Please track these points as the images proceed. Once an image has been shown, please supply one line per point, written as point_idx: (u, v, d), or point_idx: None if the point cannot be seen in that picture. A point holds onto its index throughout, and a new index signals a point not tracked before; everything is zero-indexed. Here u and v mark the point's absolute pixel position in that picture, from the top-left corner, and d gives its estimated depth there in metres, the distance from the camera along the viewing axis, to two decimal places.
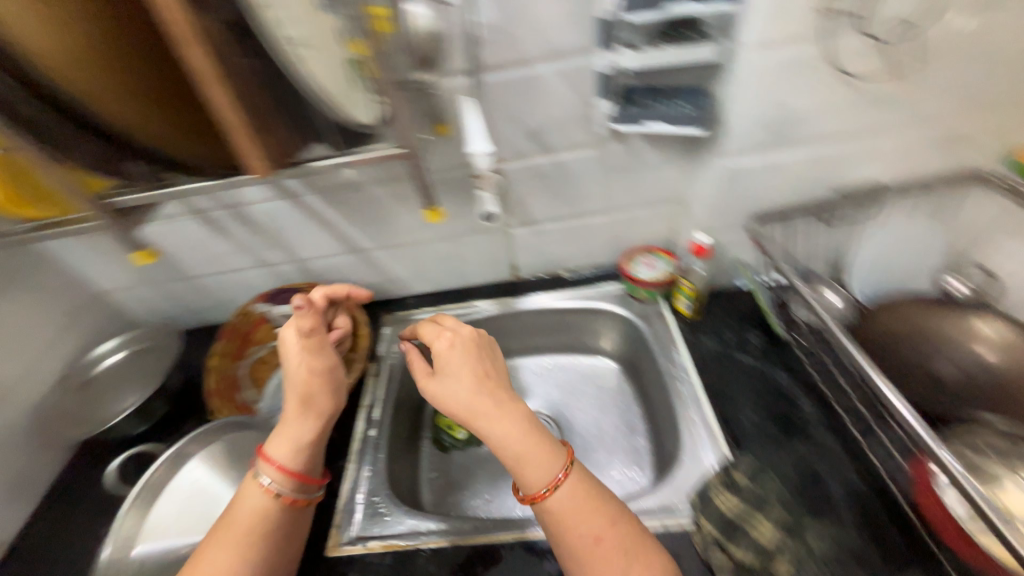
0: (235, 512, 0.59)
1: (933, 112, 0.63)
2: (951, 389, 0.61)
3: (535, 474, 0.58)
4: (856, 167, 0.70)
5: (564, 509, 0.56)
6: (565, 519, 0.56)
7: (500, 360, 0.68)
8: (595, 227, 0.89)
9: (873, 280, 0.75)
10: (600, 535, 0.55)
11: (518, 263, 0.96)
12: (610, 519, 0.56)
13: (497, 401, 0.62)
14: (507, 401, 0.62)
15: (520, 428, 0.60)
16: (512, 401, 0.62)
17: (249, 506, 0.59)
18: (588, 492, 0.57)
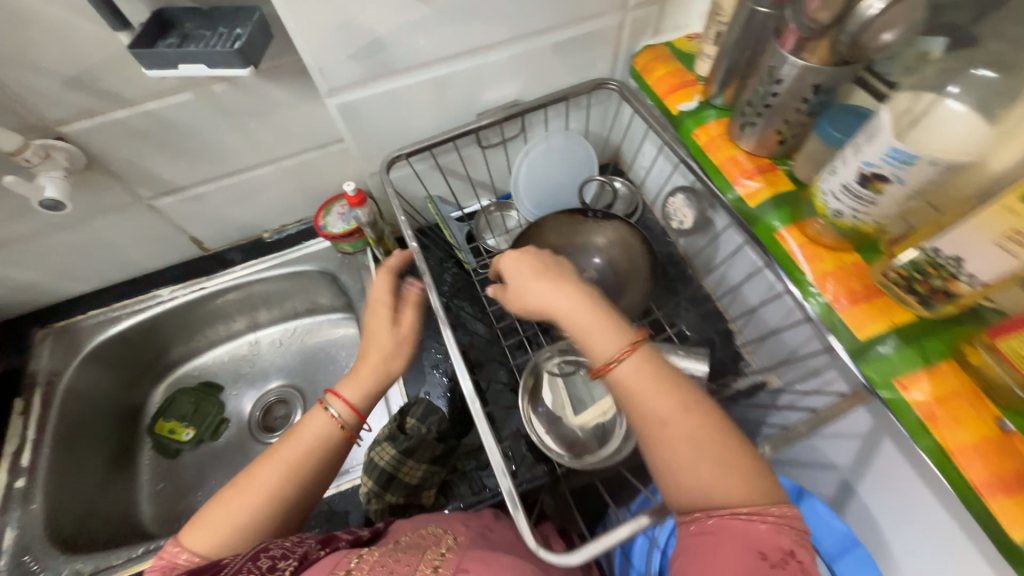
0: (288, 450, 0.48)
1: (531, 23, 0.59)
2: None
3: (600, 343, 0.42)
4: (487, 87, 0.65)
5: (632, 381, 0.40)
6: (643, 397, 0.40)
7: (570, 272, 0.49)
8: (260, 188, 0.78)
9: (536, 197, 0.77)
10: (669, 417, 0.38)
11: (189, 240, 0.82)
12: (693, 406, 0.39)
13: (566, 291, 0.46)
14: (597, 302, 0.45)
15: (581, 314, 0.44)
16: (569, 285, 0.46)
17: (311, 438, 0.49)
18: (667, 382, 0.40)
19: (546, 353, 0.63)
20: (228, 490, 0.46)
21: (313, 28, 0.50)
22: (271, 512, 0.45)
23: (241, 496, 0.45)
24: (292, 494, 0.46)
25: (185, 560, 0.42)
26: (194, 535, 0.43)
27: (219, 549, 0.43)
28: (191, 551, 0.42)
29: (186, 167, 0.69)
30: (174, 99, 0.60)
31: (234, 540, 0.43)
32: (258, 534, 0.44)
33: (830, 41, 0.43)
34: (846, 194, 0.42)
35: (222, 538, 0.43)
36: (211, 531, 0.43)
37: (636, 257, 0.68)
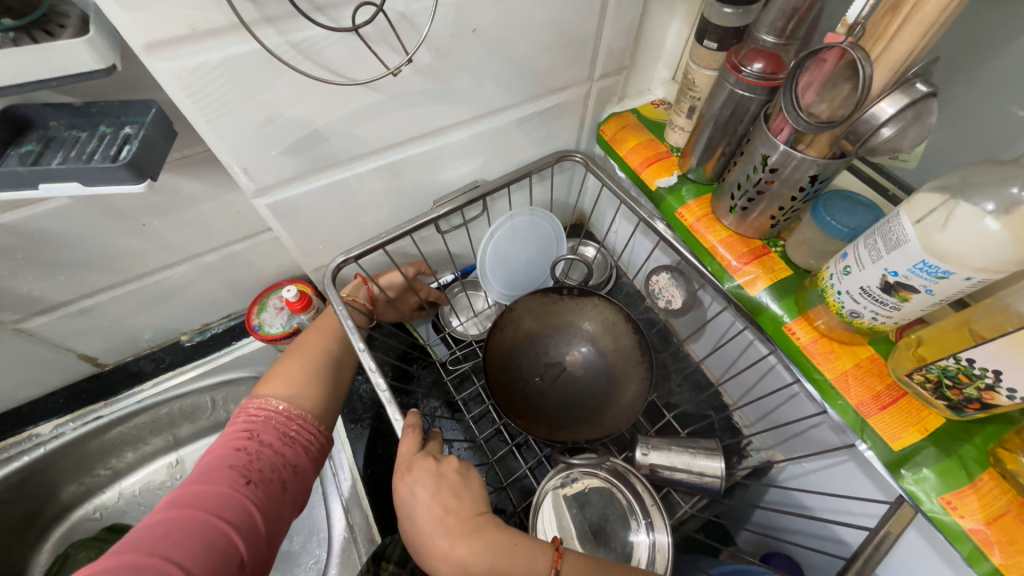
0: (323, 322, 0.58)
1: (493, 101, 0.52)
2: (572, 391, 0.62)
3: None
4: (447, 166, 0.57)
5: None
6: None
7: (477, 502, 0.43)
8: (170, 291, 0.64)
9: (504, 279, 0.69)
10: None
11: (77, 358, 0.65)
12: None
13: (478, 537, 0.41)
14: (500, 539, 0.41)
15: (496, 569, 0.39)
16: (469, 530, 0.41)
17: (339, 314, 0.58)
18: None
19: (554, 475, 0.55)
20: (286, 356, 0.54)
21: (230, 125, 0.39)
22: (333, 362, 0.55)
23: (301, 357, 0.54)
24: (339, 349, 0.57)
25: (276, 403, 0.50)
26: (272, 389, 0.51)
27: (297, 396, 0.51)
28: (280, 397, 0.50)
29: (65, 280, 0.54)
30: (40, 208, 0.46)
31: (308, 385, 0.52)
32: (327, 378, 0.54)
33: (832, 135, 0.39)
34: (866, 296, 0.39)
35: (297, 386, 0.52)
36: (288, 386, 0.52)
37: (622, 338, 0.62)
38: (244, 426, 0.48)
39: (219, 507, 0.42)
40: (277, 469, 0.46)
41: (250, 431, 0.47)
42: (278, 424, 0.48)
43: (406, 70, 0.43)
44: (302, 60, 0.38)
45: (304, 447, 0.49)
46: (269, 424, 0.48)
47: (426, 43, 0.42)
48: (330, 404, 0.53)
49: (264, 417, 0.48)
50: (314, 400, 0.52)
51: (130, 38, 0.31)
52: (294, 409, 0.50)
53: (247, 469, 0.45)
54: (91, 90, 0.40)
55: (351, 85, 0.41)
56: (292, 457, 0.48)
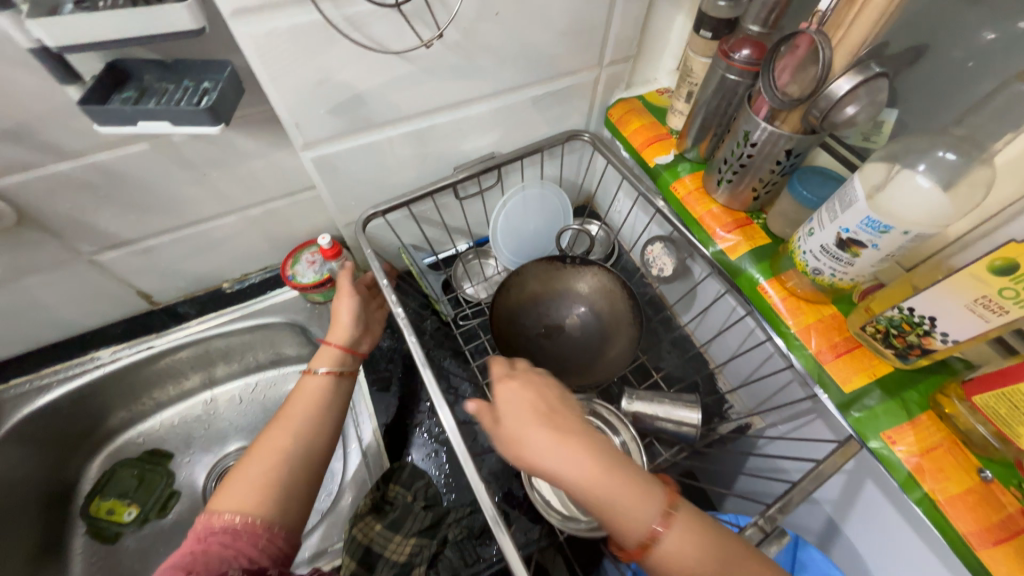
0: (290, 411, 0.57)
1: (510, 80, 0.59)
2: (569, 348, 0.68)
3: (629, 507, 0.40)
4: (467, 138, 0.64)
5: (677, 538, 0.39)
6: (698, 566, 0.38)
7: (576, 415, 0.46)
8: (220, 238, 0.72)
9: (514, 246, 0.75)
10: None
11: (137, 294, 0.75)
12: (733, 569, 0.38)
13: (593, 442, 0.43)
14: (610, 456, 0.43)
15: (604, 481, 0.41)
16: (581, 437, 0.43)
17: (307, 399, 0.58)
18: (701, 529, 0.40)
19: None
20: (242, 461, 0.53)
21: (288, 85, 0.47)
22: (293, 462, 0.53)
23: (260, 459, 0.52)
24: (302, 445, 0.54)
25: (227, 516, 0.48)
26: (224, 501, 0.49)
27: (252, 503, 0.49)
28: (229, 510, 0.49)
29: (135, 220, 0.63)
30: (125, 151, 0.55)
31: (260, 492, 0.50)
32: (283, 478, 0.52)
33: (802, 111, 0.45)
34: (825, 254, 0.45)
35: (248, 496, 0.49)
36: (242, 493, 0.50)
37: (617, 302, 0.68)
38: (195, 534, 0.48)
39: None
40: (224, 566, 0.46)
41: (201, 537, 0.47)
42: (225, 536, 0.47)
43: (435, 47, 0.50)
44: (348, 28, 0.45)
45: (258, 550, 0.48)
46: (217, 535, 0.47)
47: (454, 23, 0.49)
48: (288, 510, 0.51)
49: (213, 529, 0.47)
50: (269, 506, 0.50)
51: (221, 5, 0.39)
52: (244, 518, 0.48)
53: (191, 573, 0.45)
54: (178, 51, 0.48)
55: (387, 55, 0.49)
56: (243, 553, 0.47)
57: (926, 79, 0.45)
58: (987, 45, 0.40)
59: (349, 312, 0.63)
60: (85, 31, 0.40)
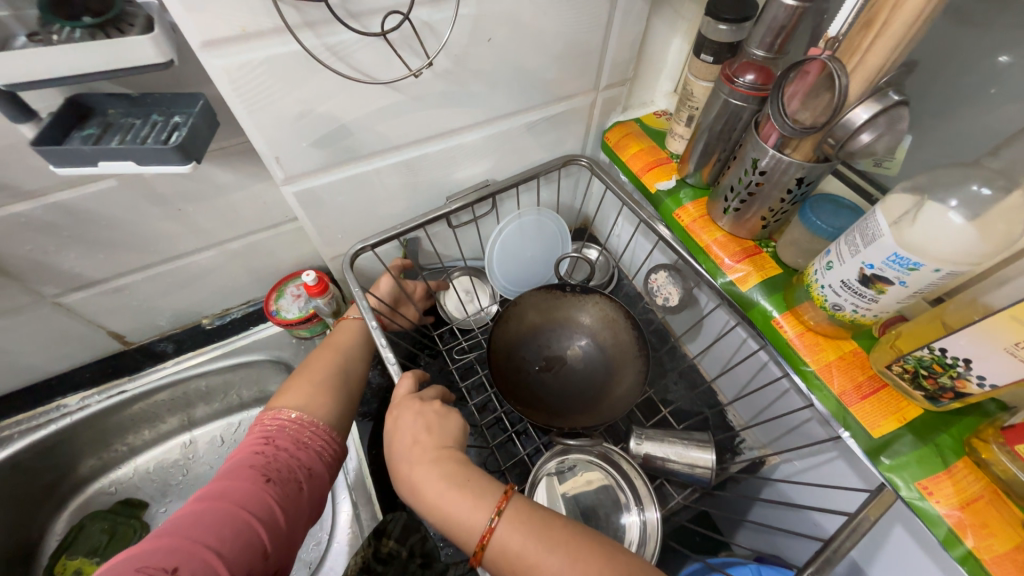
0: (335, 338, 0.60)
1: (504, 106, 0.57)
2: (572, 382, 0.65)
3: (465, 521, 0.39)
4: (459, 166, 0.61)
5: (514, 548, 0.38)
6: (531, 560, 0.37)
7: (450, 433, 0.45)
8: (197, 274, 0.68)
9: (510, 274, 0.72)
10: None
11: (108, 335, 0.70)
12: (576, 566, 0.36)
13: (437, 468, 0.42)
14: (456, 471, 0.41)
15: (446, 498, 0.40)
16: (430, 463, 0.42)
17: (349, 331, 0.61)
18: (540, 531, 0.38)
19: (548, 455, 0.58)
20: (295, 372, 0.56)
21: (266, 118, 0.44)
22: (343, 373, 0.57)
23: (310, 372, 0.55)
24: (347, 363, 0.58)
25: (289, 413, 0.51)
26: (285, 399, 0.53)
27: (312, 405, 0.53)
28: (293, 406, 0.52)
29: (104, 258, 0.59)
30: (91, 188, 0.51)
31: (320, 394, 0.54)
32: (337, 388, 0.55)
33: (815, 138, 0.42)
34: (847, 290, 0.42)
35: (310, 396, 0.53)
36: (299, 397, 0.53)
37: (620, 334, 0.65)
38: (261, 433, 0.50)
39: (242, 499, 0.44)
40: (294, 470, 0.48)
41: (268, 437, 0.49)
42: (293, 431, 0.50)
43: (425, 74, 0.48)
44: (330, 58, 0.42)
45: (318, 452, 0.50)
46: (283, 432, 0.50)
47: (445, 50, 0.46)
48: (340, 414, 0.54)
49: (279, 425, 0.50)
50: (326, 410, 0.53)
51: (190, 37, 0.36)
52: (306, 418, 0.51)
53: (267, 469, 0.47)
54: (146, 84, 0.45)
55: (374, 84, 0.45)
56: (306, 461, 0.49)
57: (940, 102, 0.43)
58: (1003, 69, 0.39)
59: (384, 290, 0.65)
60: (38, 66, 0.36)
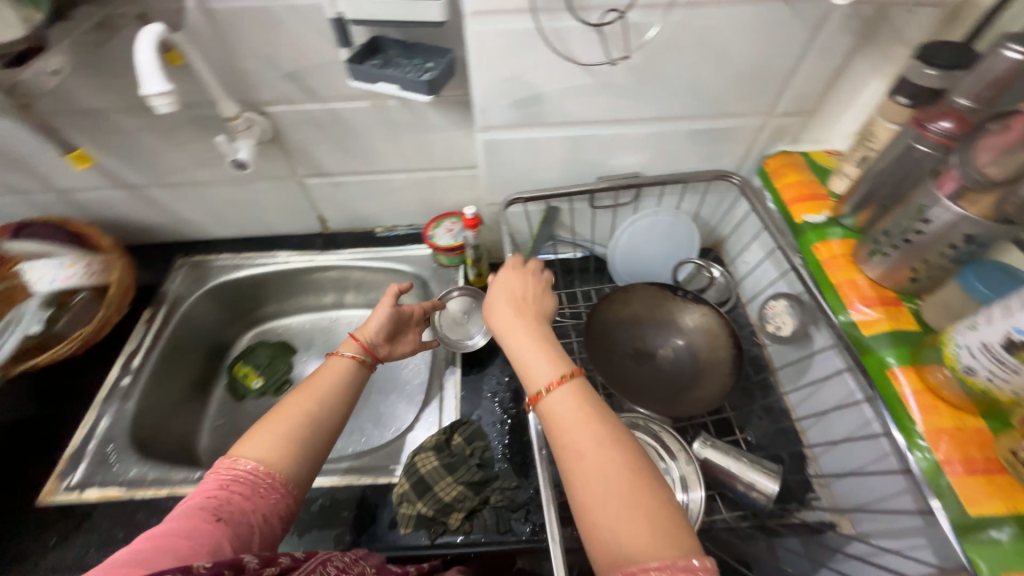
0: (312, 385, 0.54)
1: (677, 109, 0.62)
2: (655, 375, 0.69)
3: (537, 370, 0.47)
4: (619, 153, 0.69)
5: (562, 404, 0.44)
6: (574, 413, 0.43)
7: (544, 320, 0.54)
8: (389, 190, 0.87)
9: (629, 264, 0.78)
10: (585, 452, 0.41)
11: (317, 218, 0.93)
12: (609, 443, 0.41)
13: (529, 327, 0.51)
14: (542, 333, 0.51)
15: (530, 344, 0.49)
16: (526, 320, 0.52)
17: (332, 374, 0.56)
18: (591, 402, 0.44)
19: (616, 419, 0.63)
20: (267, 415, 0.50)
21: (489, 75, 0.57)
22: (317, 421, 0.51)
23: (280, 416, 0.50)
24: (324, 409, 0.52)
25: (248, 462, 0.46)
26: (246, 447, 0.47)
27: (273, 453, 0.47)
28: (253, 456, 0.46)
29: (340, 159, 0.79)
30: (356, 104, 0.70)
31: (283, 445, 0.48)
32: (307, 437, 0.49)
33: (995, 197, 0.42)
34: (986, 354, 0.40)
35: (273, 446, 0.47)
36: (257, 447, 0.47)
37: (719, 347, 0.67)
38: (216, 480, 0.45)
39: (188, 537, 0.39)
40: (249, 514, 0.43)
41: (225, 483, 0.44)
42: (252, 479, 0.45)
43: (618, 67, 0.56)
44: (553, 39, 0.53)
45: (275, 502, 0.45)
46: (241, 480, 0.45)
47: (643, 47, 0.54)
48: (306, 466, 0.49)
49: (235, 474, 0.45)
50: (288, 462, 0.47)
51: (468, 6, 0.50)
52: (263, 469, 0.46)
53: (219, 509, 0.42)
54: (419, 35, 0.61)
55: (576, 65, 0.56)
56: (264, 506, 0.44)
57: None
58: None
59: (376, 328, 0.64)
60: (372, 9, 0.53)
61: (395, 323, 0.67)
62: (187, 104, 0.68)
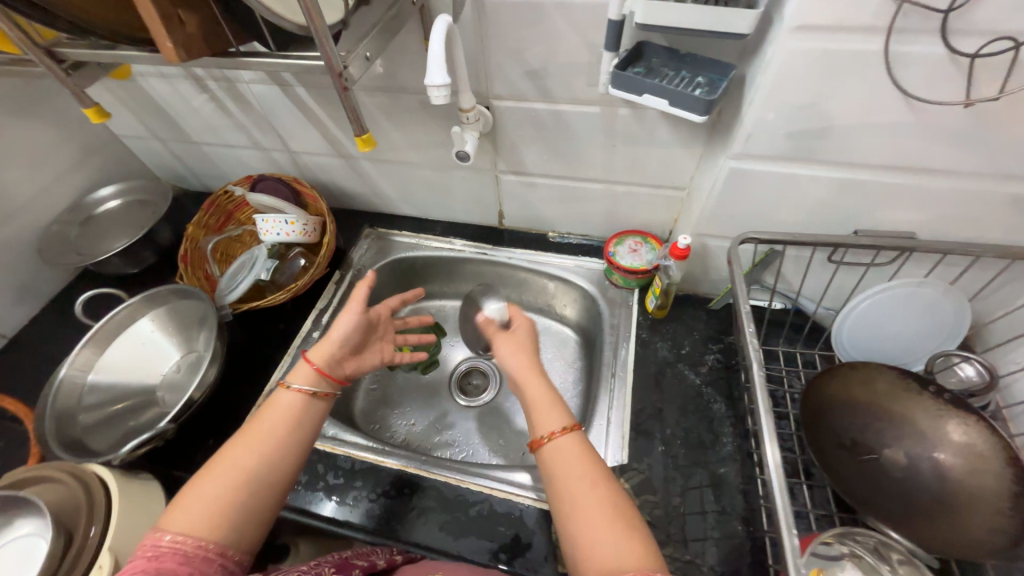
0: (252, 430, 0.53)
1: (1016, 167, 0.48)
2: (888, 487, 0.56)
3: (547, 420, 0.55)
4: (897, 206, 0.56)
5: (563, 452, 0.52)
6: (576, 459, 0.51)
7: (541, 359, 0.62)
8: (580, 197, 0.82)
9: (857, 335, 0.65)
10: (580, 492, 0.48)
11: (496, 212, 0.92)
12: (603, 487, 0.49)
13: (534, 373, 0.60)
14: (540, 378, 0.59)
15: (534, 385, 0.58)
16: (534, 368, 0.60)
17: (274, 418, 0.55)
18: (589, 458, 0.51)
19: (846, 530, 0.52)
20: (201, 477, 0.49)
21: (776, 101, 0.49)
22: (250, 481, 0.50)
23: (220, 476, 0.49)
24: (265, 466, 0.51)
25: (172, 536, 0.45)
26: (176, 519, 0.46)
27: (203, 521, 0.46)
28: (175, 530, 0.45)
29: (545, 160, 0.77)
30: (586, 109, 0.67)
31: (216, 512, 0.47)
32: (239, 502, 0.49)
33: None
34: None
35: (203, 515, 0.47)
36: (183, 521, 0.46)
37: (989, 477, 0.53)
38: (146, 554, 0.43)
39: None
40: None
41: (155, 557, 0.43)
42: (185, 550, 0.44)
43: (962, 109, 0.44)
44: (887, 67, 0.43)
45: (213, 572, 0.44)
46: (175, 553, 0.43)
47: (1012, 87, 0.42)
48: (243, 530, 0.48)
49: (158, 550, 0.43)
50: (220, 529, 0.46)
51: (790, 21, 0.43)
52: (189, 539, 0.45)
53: None
54: (692, 44, 0.54)
55: (900, 100, 0.45)
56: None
57: None
58: None
59: (326, 344, 0.61)
60: (668, 15, 0.47)
61: (356, 330, 0.64)
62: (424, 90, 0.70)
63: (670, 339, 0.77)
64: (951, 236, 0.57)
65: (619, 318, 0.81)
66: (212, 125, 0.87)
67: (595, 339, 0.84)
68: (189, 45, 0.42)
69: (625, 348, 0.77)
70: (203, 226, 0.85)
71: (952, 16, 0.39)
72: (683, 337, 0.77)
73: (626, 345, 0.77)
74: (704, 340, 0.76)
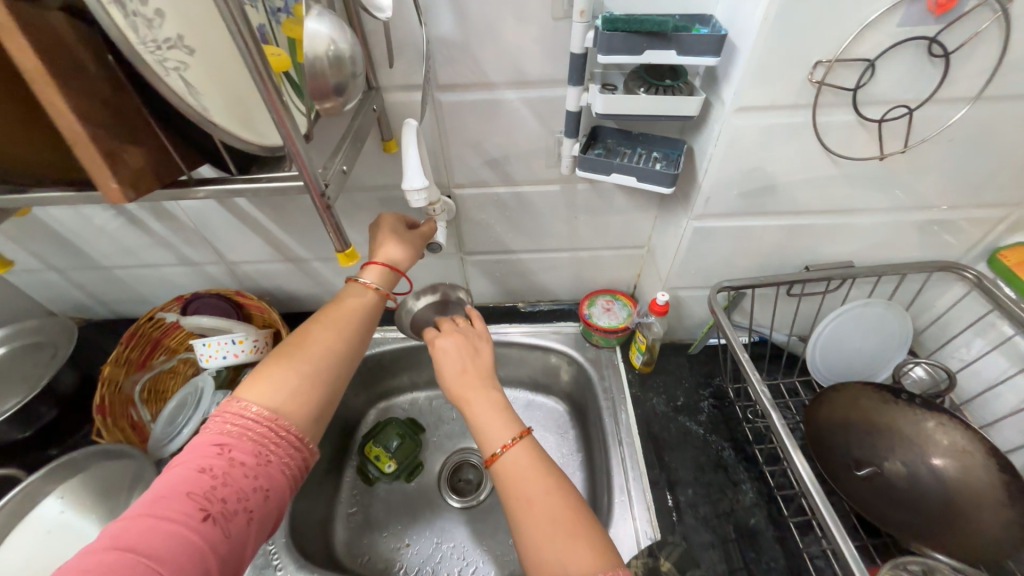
0: (337, 310, 0.54)
1: (920, 200, 0.58)
2: (902, 501, 0.58)
3: (492, 434, 0.51)
4: (837, 241, 0.64)
5: (512, 468, 0.48)
6: (526, 476, 0.48)
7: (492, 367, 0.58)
8: (547, 266, 0.84)
9: (828, 357, 0.70)
10: (535, 507, 0.45)
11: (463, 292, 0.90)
12: (556, 490, 0.47)
13: (485, 390, 0.55)
14: (493, 393, 0.54)
15: (479, 399, 0.54)
16: (482, 386, 0.55)
17: (352, 300, 0.55)
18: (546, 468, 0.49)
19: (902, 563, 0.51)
20: (283, 347, 0.49)
21: (728, 166, 0.54)
22: (334, 355, 0.50)
23: (305, 348, 0.49)
24: (347, 348, 0.52)
25: (254, 410, 0.44)
26: (258, 390, 0.46)
27: (285, 401, 0.46)
28: (257, 402, 0.45)
29: (510, 237, 0.78)
30: (548, 188, 0.69)
31: (300, 383, 0.47)
32: (324, 383, 0.49)
33: None
34: None
35: (284, 387, 0.46)
36: (271, 376, 0.47)
37: (978, 469, 0.57)
38: (216, 440, 0.42)
39: (165, 539, 0.36)
40: (244, 499, 0.40)
41: (223, 446, 0.42)
42: (258, 440, 0.43)
43: (876, 160, 0.53)
44: (815, 132, 0.50)
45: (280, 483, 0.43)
46: (244, 440, 0.43)
47: (909, 140, 0.51)
48: (320, 412, 0.48)
49: (233, 432, 0.43)
50: (302, 402, 0.47)
51: (732, 104, 0.49)
52: (269, 416, 0.44)
53: (207, 500, 0.39)
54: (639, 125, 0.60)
55: (827, 158, 0.53)
56: (265, 485, 0.42)
57: None
58: None
59: (395, 255, 0.59)
60: (623, 105, 0.51)
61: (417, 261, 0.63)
62: (381, 186, 0.68)
63: (663, 392, 0.77)
64: (881, 260, 0.66)
65: (608, 379, 0.80)
66: (128, 248, 0.77)
67: (588, 404, 0.83)
68: (137, 181, 0.37)
69: (623, 411, 0.75)
70: (124, 364, 0.72)
71: (857, 92, 0.47)
72: (674, 387, 0.78)
73: (624, 407, 0.76)
74: (693, 386, 0.77)
